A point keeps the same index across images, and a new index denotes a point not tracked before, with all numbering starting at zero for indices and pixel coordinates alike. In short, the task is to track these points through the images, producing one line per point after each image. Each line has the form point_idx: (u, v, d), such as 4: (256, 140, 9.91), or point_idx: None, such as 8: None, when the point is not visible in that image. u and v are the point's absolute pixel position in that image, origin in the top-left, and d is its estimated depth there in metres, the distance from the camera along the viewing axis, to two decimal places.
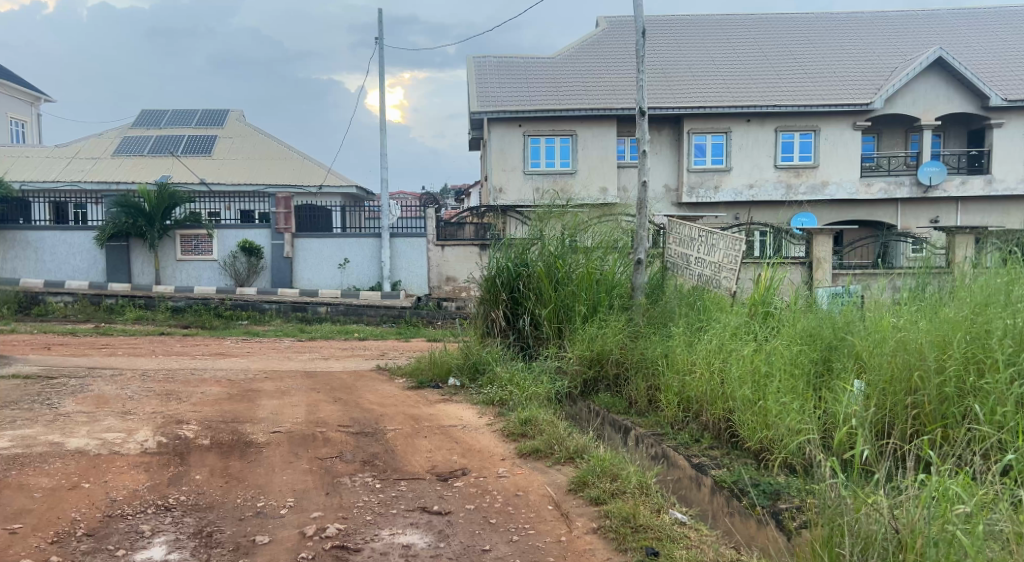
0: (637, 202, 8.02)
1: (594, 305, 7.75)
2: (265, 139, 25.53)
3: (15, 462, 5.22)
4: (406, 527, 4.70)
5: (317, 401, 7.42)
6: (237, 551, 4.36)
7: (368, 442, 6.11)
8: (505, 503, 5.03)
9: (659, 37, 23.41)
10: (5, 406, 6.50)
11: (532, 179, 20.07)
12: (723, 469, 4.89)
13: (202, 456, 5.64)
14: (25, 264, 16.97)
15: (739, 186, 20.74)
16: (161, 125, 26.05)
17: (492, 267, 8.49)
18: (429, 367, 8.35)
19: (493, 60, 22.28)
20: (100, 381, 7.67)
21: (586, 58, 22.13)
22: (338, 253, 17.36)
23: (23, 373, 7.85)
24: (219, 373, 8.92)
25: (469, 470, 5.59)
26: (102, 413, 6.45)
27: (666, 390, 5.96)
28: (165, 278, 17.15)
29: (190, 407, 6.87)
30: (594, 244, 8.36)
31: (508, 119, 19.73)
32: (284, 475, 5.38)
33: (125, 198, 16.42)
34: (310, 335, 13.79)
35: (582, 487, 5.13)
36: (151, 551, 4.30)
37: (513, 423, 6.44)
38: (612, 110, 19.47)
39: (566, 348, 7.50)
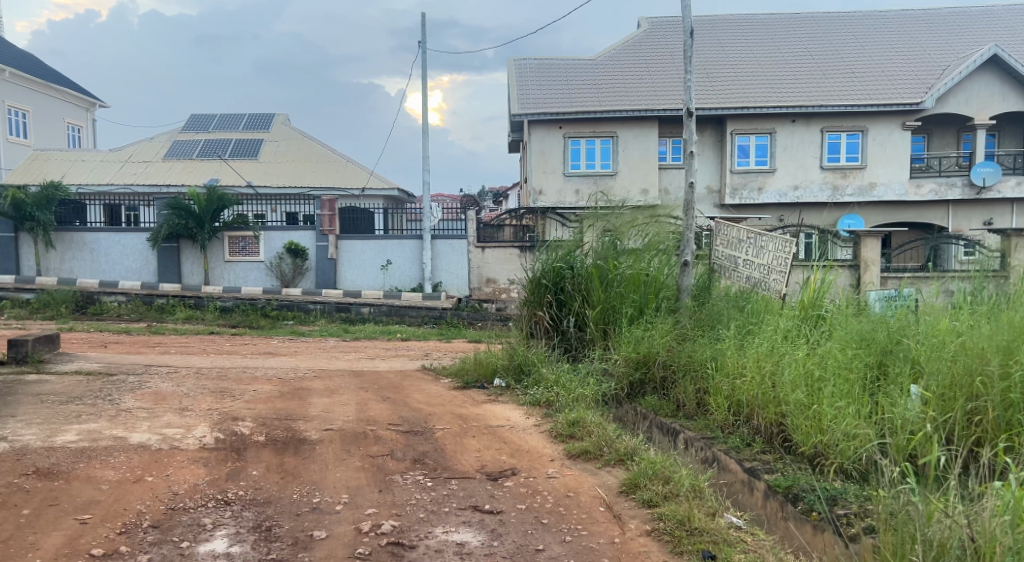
0: (683, 203, 7.97)
1: (641, 306, 7.71)
2: (310, 142, 25.90)
3: (82, 456, 5.38)
4: (459, 525, 4.74)
5: (366, 400, 7.50)
6: (296, 545, 4.44)
7: (418, 441, 6.16)
8: (556, 504, 5.04)
9: (703, 37, 23.22)
10: (69, 400, 6.69)
11: (572, 180, 20.04)
12: (777, 474, 4.83)
13: (258, 452, 5.75)
14: (81, 264, 17.44)
15: (784, 187, 20.46)
16: (209, 129, 26.61)
17: (537, 269, 8.50)
18: (474, 368, 8.40)
19: (535, 62, 22.34)
20: (156, 378, 7.85)
21: (629, 59, 22.03)
22: (380, 255, 17.55)
23: (83, 369, 8.08)
24: (269, 371, 9.07)
25: (519, 470, 5.62)
26: (160, 409, 6.62)
27: (716, 393, 5.89)
28: (213, 279, 17.50)
29: (244, 404, 7.00)
30: (641, 245, 8.30)
31: (550, 120, 19.74)
32: (337, 472, 5.47)
33: (177, 200, 16.74)
34: (354, 334, 13.95)
35: (633, 489, 5.13)
36: (214, 543, 4.40)
37: (561, 423, 6.43)
38: (655, 111, 19.35)
39: (613, 350, 7.44)
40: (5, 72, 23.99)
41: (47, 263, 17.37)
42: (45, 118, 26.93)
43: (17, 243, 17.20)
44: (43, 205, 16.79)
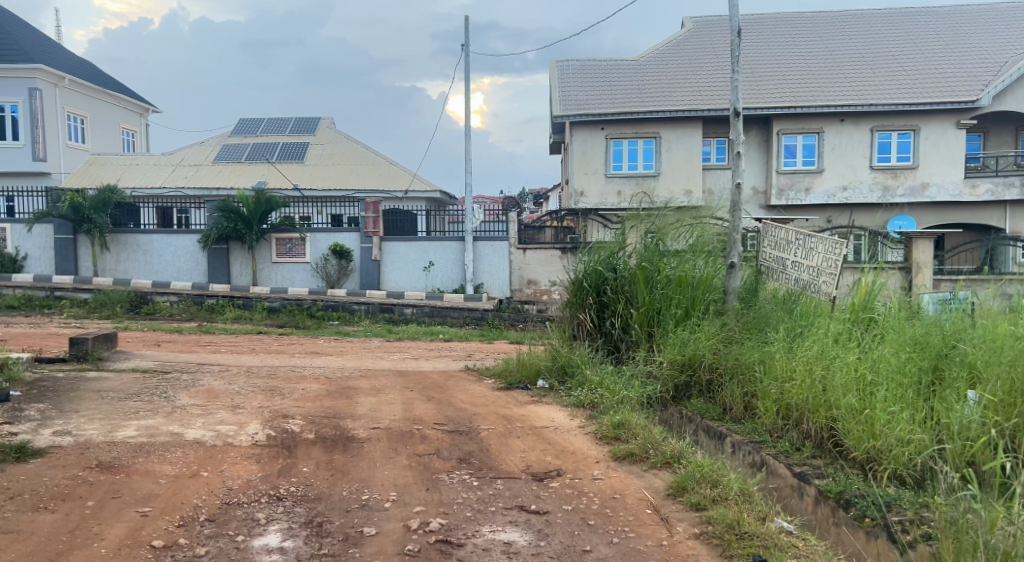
0: (730, 204, 7.88)
1: (687, 308, 7.65)
2: (354, 144, 26.24)
3: (141, 450, 5.55)
4: (505, 524, 4.78)
5: (412, 399, 7.59)
6: (347, 541, 4.52)
7: (464, 441, 6.21)
8: (602, 506, 5.04)
9: (749, 36, 22.90)
10: (128, 397, 6.89)
11: (615, 181, 19.96)
12: (828, 479, 4.77)
13: (309, 449, 5.87)
14: (135, 265, 17.90)
15: (832, 188, 20.11)
16: (257, 133, 27.11)
17: (579, 271, 8.48)
18: (518, 368, 8.44)
19: (578, 63, 22.28)
20: (208, 376, 8.04)
21: (673, 60, 21.86)
22: (423, 257, 17.69)
23: (140, 367, 8.32)
24: (316, 371, 9.23)
25: (564, 471, 5.64)
26: (213, 406, 6.79)
27: (764, 397, 5.81)
28: (261, 279, 17.85)
29: (293, 402, 7.14)
30: (685, 247, 8.22)
31: (591, 122, 19.70)
32: (385, 470, 5.55)
33: (226, 203, 17.10)
34: (398, 335, 14.13)
35: (681, 492, 5.10)
36: (268, 538, 4.51)
37: (606, 426, 6.42)
38: (699, 111, 19.20)
39: (657, 353, 7.38)
40: (64, 79, 24.77)
41: (103, 265, 17.86)
42: (102, 123, 27.72)
43: (76, 244, 17.71)
44: (99, 208, 17.28)
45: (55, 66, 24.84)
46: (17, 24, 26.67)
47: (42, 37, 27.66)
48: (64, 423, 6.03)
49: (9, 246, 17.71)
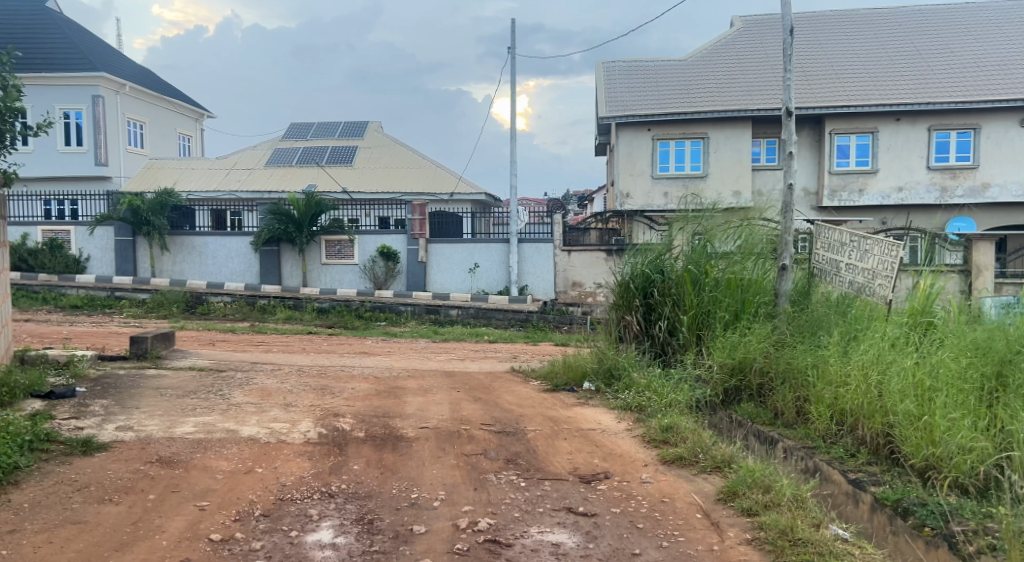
0: (782, 205, 7.75)
1: (737, 311, 7.56)
2: (401, 148, 26.50)
3: (198, 446, 5.69)
4: (554, 526, 4.79)
5: (459, 400, 7.64)
6: (397, 539, 4.58)
7: (511, 442, 6.24)
8: (651, 509, 5.01)
9: (801, 34, 22.45)
10: (186, 394, 7.08)
11: (661, 183, 19.80)
12: (885, 486, 4.68)
13: (359, 447, 5.95)
14: (191, 266, 18.34)
15: (887, 189, 19.66)
16: (307, 137, 27.56)
17: (625, 273, 8.40)
18: (564, 371, 8.42)
19: (625, 64, 22.13)
20: (262, 375, 8.19)
21: (722, 60, 21.59)
22: (469, 258, 17.78)
23: (197, 365, 8.54)
24: (365, 370, 9.35)
25: (612, 473, 5.62)
26: (267, 404, 6.93)
27: (818, 402, 5.71)
28: (311, 280, 18.14)
29: (343, 401, 7.24)
30: (735, 249, 8.09)
31: (638, 123, 19.57)
32: (434, 469, 5.60)
33: (278, 206, 17.44)
34: (444, 336, 14.23)
35: (732, 497, 5.04)
36: (321, 534, 4.59)
37: (654, 429, 6.38)
38: (749, 111, 18.95)
39: (705, 356, 7.30)
40: (125, 86, 25.53)
41: (161, 266, 18.34)
42: (160, 128, 28.47)
43: (135, 246, 18.24)
44: (157, 210, 17.76)
45: (116, 74, 25.62)
46: (81, 33, 27.58)
47: (104, 45, 28.55)
48: (126, 419, 6.22)
49: (73, 247, 18.27)
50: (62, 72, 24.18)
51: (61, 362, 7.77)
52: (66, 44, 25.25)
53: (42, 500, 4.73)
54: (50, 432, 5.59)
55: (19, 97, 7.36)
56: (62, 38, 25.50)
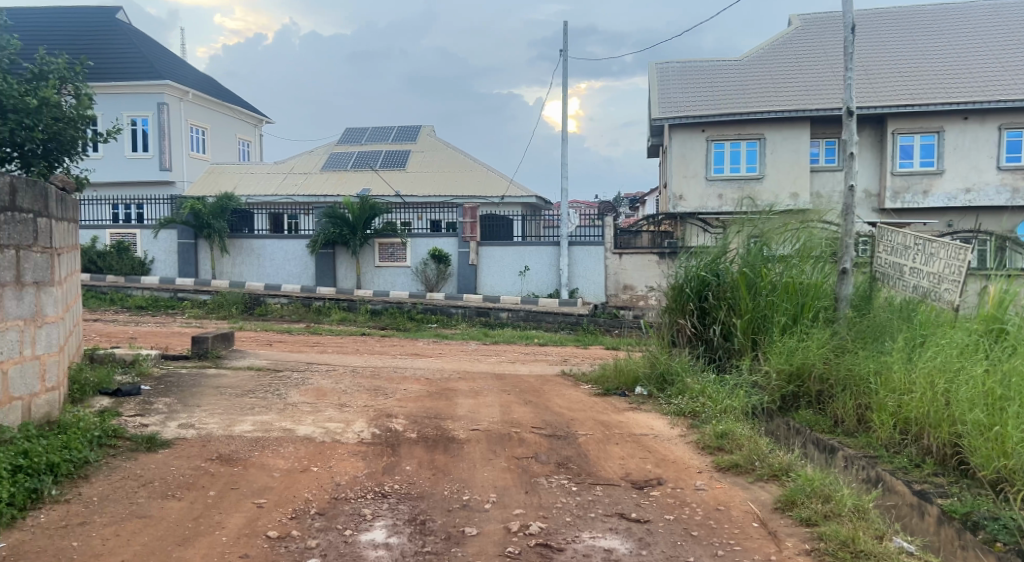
0: (842, 207, 7.57)
1: (795, 315, 7.40)
2: (454, 152, 26.66)
3: (256, 445, 5.81)
4: (606, 531, 4.75)
5: (509, 402, 7.65)
6: (449, 540, 4.60)
7: (562, 445, 6.22)
8: (706, 517, 4.94)
9: (863, 31, 21.85)
10: (245, 394, 7.23)
11: (716, 185, 19.50)
12: (952, 499, 4.53)
13: (411, 448, 6.00)
14: (249, 268, 18.74)
15: (953, 190, 19.11)
16: (362, 141, 27.95)
17: (679, 276, 8.29)
18: (615, 375, 8.35)
19: (679, 64, 21.86)
20: (317, 375, 8.33)
21: (779, 60, 21.19)
22: (519, 261, 17.80)
23: (255, 365, 8.71)
24: (418, 372, 9.42)
25: (666, 480, 5.55)
26: (322, 404, 7.04)
27: (880, 409, 5.56)
28: (365, 283, 18.41)
29: (396, 402, 7.31)
30: (793, 252, 7.92)
31: (692, 124, 19.34)
32: (485, 472, 5.61)
33: (333, 210, 17.73)
34: (494, 338, 14.26)
35: (790, 506, 4.93)
36: (374, 533, 4.63)
37: (708, 435, 6.27)
38: (807, 111, 18.57)
39: (762, 362, 7.17)
40: (188, 93, 26.26)
41: (221, 268, 18.76)
42: (221, 134, 29.21)
43: (197, 249, 18.73)
44: (217, 214, 18.23)
45: (179, 81, 26.37)
46: (147, 42, 28.48)
47: (170, 54, 29.46)
48: (188, 417, 6.38)
49: (138, 250, 18.85)
50: (130, 80, 25.02)
51: (128, 361, 8.01)
52: (134, 53, 26.11)
53: (109, 494, 4.88)
54: (118, 428, 5.78)
55: (91, 105, 7.61)
56: (130, 47, 26.36)
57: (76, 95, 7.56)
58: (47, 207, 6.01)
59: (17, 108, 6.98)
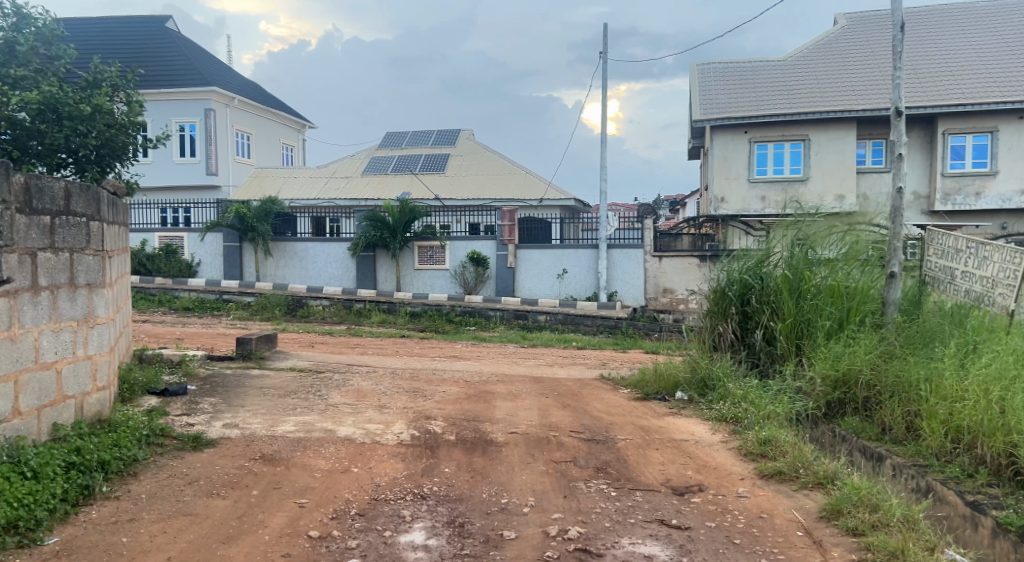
0: (890, 210, 7.40)
1: (841, 320, 7.26)
2: (493, 155, 26.70)
3: (298, 445, 5.87)
4: (646, 537, 4.70)
5: (547, 406, 7.63)
6: (487, 543, 4.59)
7: (600, 450, 6.18)
8: (748, 525, 4.85)
9: (912, 30, 21.34)
10: (287, 394, 7.32)
11: (758, 186, 19.22)
12: (1008, 511, 4.40)
13: (450, 450, 6.01)
14: (292, 271, 18.99)
15: (1007, 192, 18.61)
16: (402, 146, 28.16)
17: (721, 279, 8.19)
18: (655, 380, 8.26)
19: (721, 65, 21.60)
20: (358, 377, 8.39)
21: (823, 60, 20.83)
22: (557, 264, 17.75)
23: (297, 367, 8.82)
24: (456, 374, 9.44)
25: (707, 486, 5.47)
26: (362, 405, 7.09)
27: (930, 417, 5.42)
28: (405, 285, 18.54)
29: (434, 404, 7.34)
30: (839, 256, 7.77)
31: (734, 126, 19.11)
32: (523, 475, 5.59)
33: (374, 213, 17.89)
34: (532, 341, 14.25)
35: (836, 516, 4.83)
36: (413, 535, 4.65)
37: (751, 442, 6.17)
38: (854, 111, 18.23)
39: (806, 367, 7.02)
40: (234, 99, 26.76)
41: (265, 270, 19.05)
42: (265, 139, 29.70)
43: (241, 251, 19.05)
44: (261, 217, 18.54)
45: (226, 88, 26.89)
46: (196, 50, 29.10)
47: (216, 60, 30.04)
48: (232, 417, 6.48)
49: (185, 253, 19.26)
50: (178, 87, 25.57)
51: (175, 361, 8.18)
52: (182, 60, 26.67)
53: (157, 491, 4.98)
54: (165, 427, 5.89)
55: (142, 111, 7.84)
56: (178, 54, 26.95)
57: (128, 101, 7.79)
58: (99, 211, 6.12)
59: (72, 115, 7.19)
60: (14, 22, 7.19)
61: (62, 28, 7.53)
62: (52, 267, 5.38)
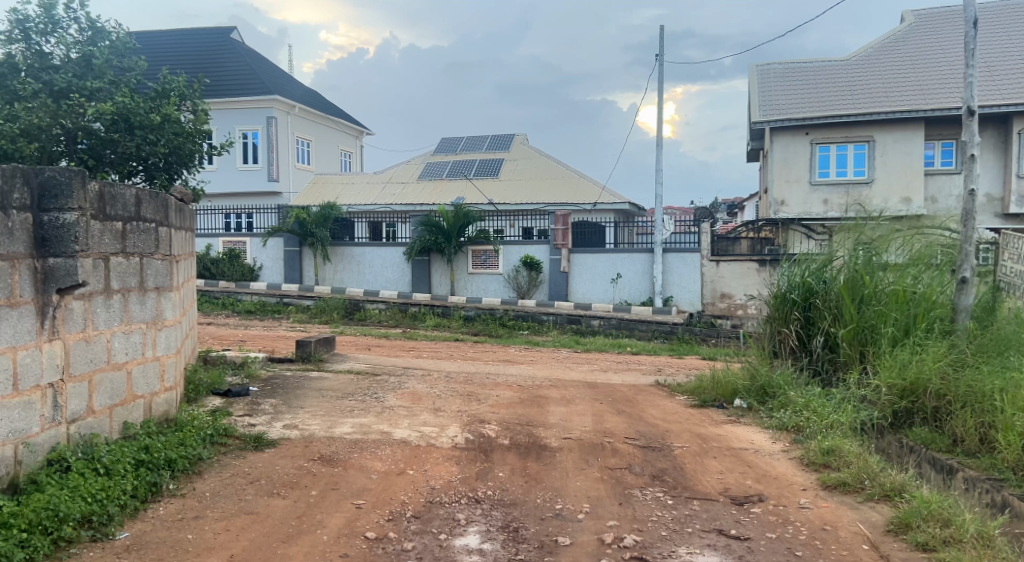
0: (962, 212, 7.11)
1: (907, 327, 7.02)
2: (547, 159, 26.69)
3: (355, 447, 5.93)
4: (703, 547, 4.60)
5: (602, 411, 7.56)
6: (542, 549, 4.56)
7: (656, 457, 6.09)
8: (811, 537, 4.72)
9: (985, 26, 20.58)
10: (344, 396, 7.41)
11: (821, 190, 18.77)
12: None
13: (504, 455, 6.00)
14: (350, 275, 19.27)
15: None
16: (457, 151, 28.35)
17: (782, 284, 8.01)
18: (712, 387, 8.08)
19: (781, 65, 21.16)
20: (413, 380, 8.46)
21: (889, 59, 20.24)
22: (611, 269, 17.64)
23: (354, 369, 8.94)
24: (510, 378, 9.44)
25: (767, 497, 5.34)
26: (417, 408, 7.13)
27: (1006, 429, 5.20)
28: (458, 289, 18.59)
29: (488, 408, 7.34)
30: (907, 260, 7.51)
31: (795, 127, 18.72)
32: (578, 481, 5.54)
33: (429, 218, 18.00)
34: (586, 346, 14.15)
35: (905, 530, 4.67)
36: (468, 539, 4.65)
37: (813, 451, 6.01)
38: (920, 111, 17.66)
39: (871, 375, 6.81)
40: (294, 107, 27.32)
41: (324, 274, 19.38)
42: (324, 146, 30.24)
43: (301, 256, 19.43)
44: (320, 222, 18.86)
45: (286, 96, 27.47)
46: (259, 61, 29.80)
47: (278, 70, 30.72)
48: (292, 418, 6.58)
49: (247, 257, 19.69)
50: (242, 96, 26.23)
51: (237, 362, 8.38)
52: (245, 70, 27.36)
53: (221, 489, 5.09)
54: (228, 427, 6.02)
55: (207, 121, 8.06)
56: (241, 64, 27.64)
57: (194, 111, 8.03)
58: (167, 217, 6.29)
59: (143, 125, 7.44)
60: (90, 35, 7.53)
61: (134, 41, 7.90)
62: (124, 270, 5.55)
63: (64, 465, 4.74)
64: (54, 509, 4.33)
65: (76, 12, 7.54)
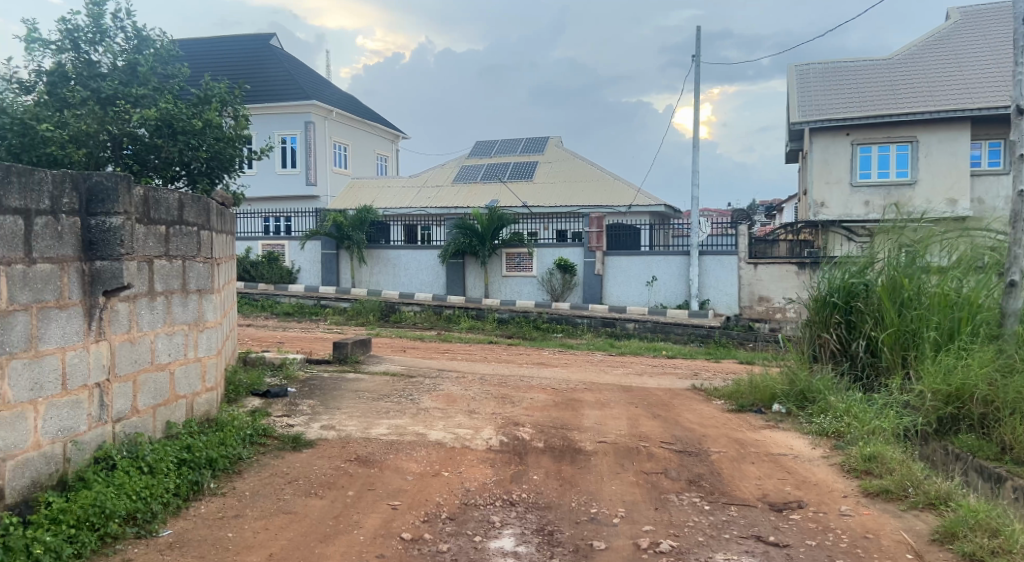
0: (1010, 213, 6.84)
1: (951, 331, 6.85)
2: (581, 161, 26.60)
3: (391, 448, 5.97)
4: (741, 554, 4.54)
5: (637, 415, 7.51)
6: (577, 553, 4.54)
7: (693, 462, 6.03)
8: (852, 545, 4.63)
9: None
10: (380, 398, 7.46)
11: (862, 191, 18.44)
12: None
13: (539, 457, 5.99)
14: (385, 277, 19.41)
15: None
16: (492, 154, 28.41)
17: (822, 287, 7.89)
18: (750, 391, 7.96)
19: (821, 65, 20.85)
20: (448, 382, 8.48)
21: (932, 58, 19.82)
22: (646, 271, 17.52)
23: (389, 371, 9.00)
24: (545, 381, 9.42)
25: (807, 503, 5.25)
26: (452, 410, 7.15)
27: None
28: (492, 292, 18.65)
29: (523, 411, 7.33)
30: (952, 262, 7.33)
31: (835, 128, 18.43)
32: (613, 485, 5.51)
33: (463, 221, 18.13)
34: (621, 349, 14.07)
35: (951, 539, 4.56)
36: (503, 541, 4.64)
37: (855, 457, 5.90)
38: (965, 110, 17.26)
39: (915, 381, 6.67)
40: (332, 111, 27.63)
41: (360, 277, 19.54)
42: (361, 150, 30.53)
43: (338, 259, 19.63)
44: (357, 226, 19.03)
45: (324, 101, 27.79)
46: (298, 66, 30.19)
47: (315, 75, 31.09)
48: (329, 419, 6.65)
49: (286, 260, 19.95)
50: (281, 101, 26.59)
51: (276, 364, 8.48)
52: (284, 75, 27.73)
53: (260, 489, 5.16)
54: (267, 428, 6.09)
55: (247, 125, 8.19)
56: (280, 70, 28.02)
57: (235, 116, 8.17)
58: (209, 220, 6.39)
59: (186, 130, 7.59)
60: (136, 44, 7.71)
61: (178, 49, 8.05)
62: (167, 273, 5.65)
63: (110, 463, 4.84)
64: (100, 506, 4.42)
65: (123, 21, 7.71)
